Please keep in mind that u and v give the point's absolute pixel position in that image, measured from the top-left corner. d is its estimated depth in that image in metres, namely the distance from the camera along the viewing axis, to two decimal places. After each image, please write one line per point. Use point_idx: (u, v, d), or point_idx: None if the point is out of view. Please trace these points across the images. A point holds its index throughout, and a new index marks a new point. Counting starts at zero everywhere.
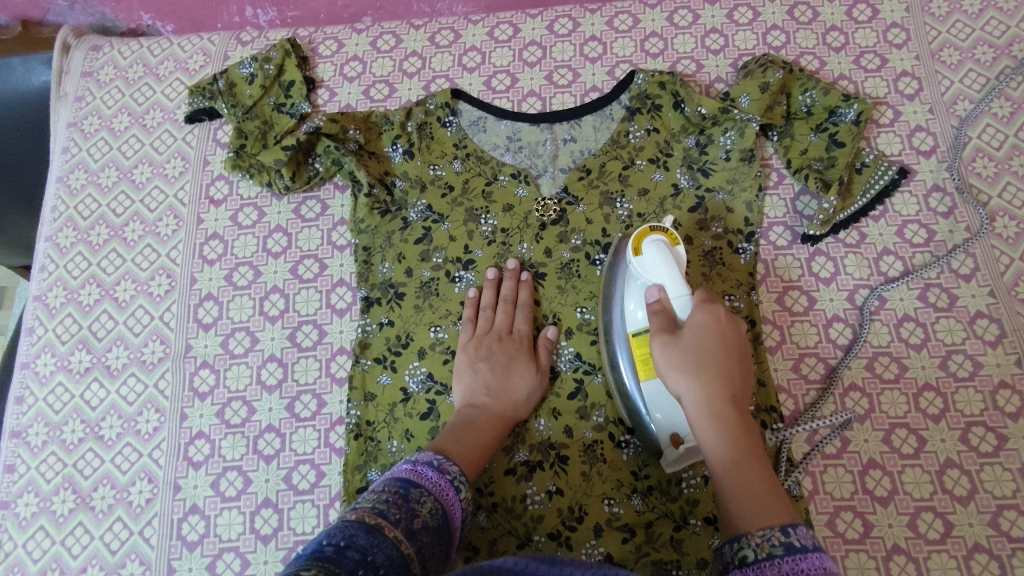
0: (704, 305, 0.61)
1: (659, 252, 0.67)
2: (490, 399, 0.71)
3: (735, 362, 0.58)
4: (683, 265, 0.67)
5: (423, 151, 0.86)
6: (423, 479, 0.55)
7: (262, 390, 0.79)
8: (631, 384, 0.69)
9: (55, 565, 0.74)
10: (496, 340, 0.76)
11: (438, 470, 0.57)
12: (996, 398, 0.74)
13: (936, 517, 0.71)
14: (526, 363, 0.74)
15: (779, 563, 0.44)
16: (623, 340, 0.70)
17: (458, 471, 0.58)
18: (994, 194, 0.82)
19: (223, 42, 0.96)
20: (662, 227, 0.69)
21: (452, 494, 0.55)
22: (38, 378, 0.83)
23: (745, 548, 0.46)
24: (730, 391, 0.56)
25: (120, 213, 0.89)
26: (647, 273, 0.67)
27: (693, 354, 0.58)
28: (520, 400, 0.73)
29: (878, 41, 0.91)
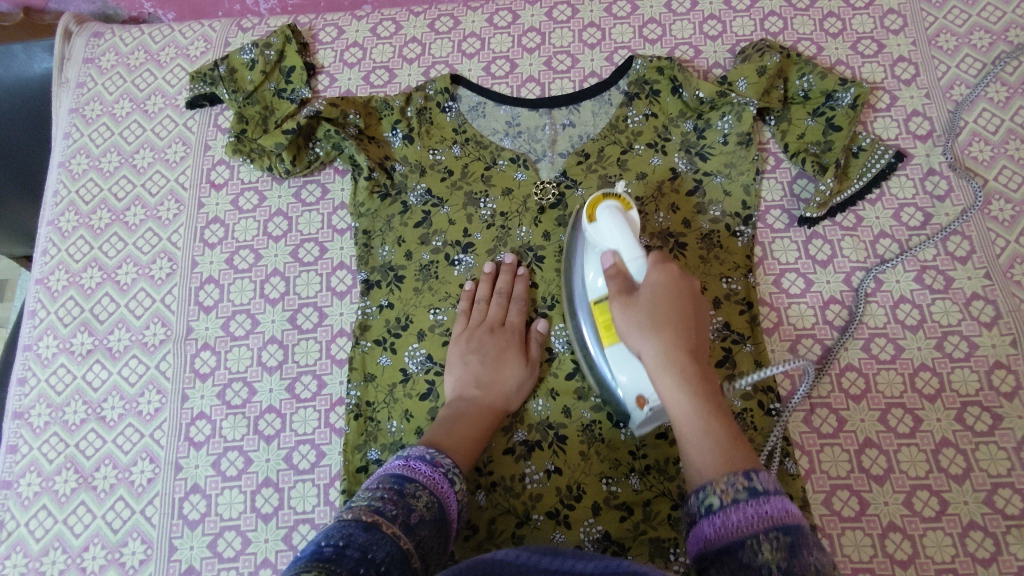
0: (657, 262, 0.61)
1: (611, 217, 0.66)
2: (479, 392, 0.72)
3: (692, 314, 0.59)
4: (636, 228, 0.66)
5: (423, 136, 0.87)
6: (417, 473, 0.56)
7: (262, 371, 0.80)
8: (597, 351, 0.69)
9: (57, 543, 0.75)
10: (488, 331, 0.76)
11: (432, 463, 0.58)
12: (992, 378, 0.75)
13: (932, 496, 0.71)
14: (518, 357, 0.75)
15: (744, 507, 0.46)
16: (586, 308, 0.70)
17: (452, 463, 0.59)
18: (990, 177, 0.83)
19: (224, 29, 0.97)
20: (615, 194, 0.69)
21: (446, 486, 0.57)
22: (40, 359, 0.83)
23: (710, 496, 0.48)
24: (689, 343, 0.57)
25: (122, 198, 0.90)
26: (603, 240, 0.66)
27: (649, 310, 0.58)
28: (510, 392, 0.73)
29: (875, 27, 0.91)
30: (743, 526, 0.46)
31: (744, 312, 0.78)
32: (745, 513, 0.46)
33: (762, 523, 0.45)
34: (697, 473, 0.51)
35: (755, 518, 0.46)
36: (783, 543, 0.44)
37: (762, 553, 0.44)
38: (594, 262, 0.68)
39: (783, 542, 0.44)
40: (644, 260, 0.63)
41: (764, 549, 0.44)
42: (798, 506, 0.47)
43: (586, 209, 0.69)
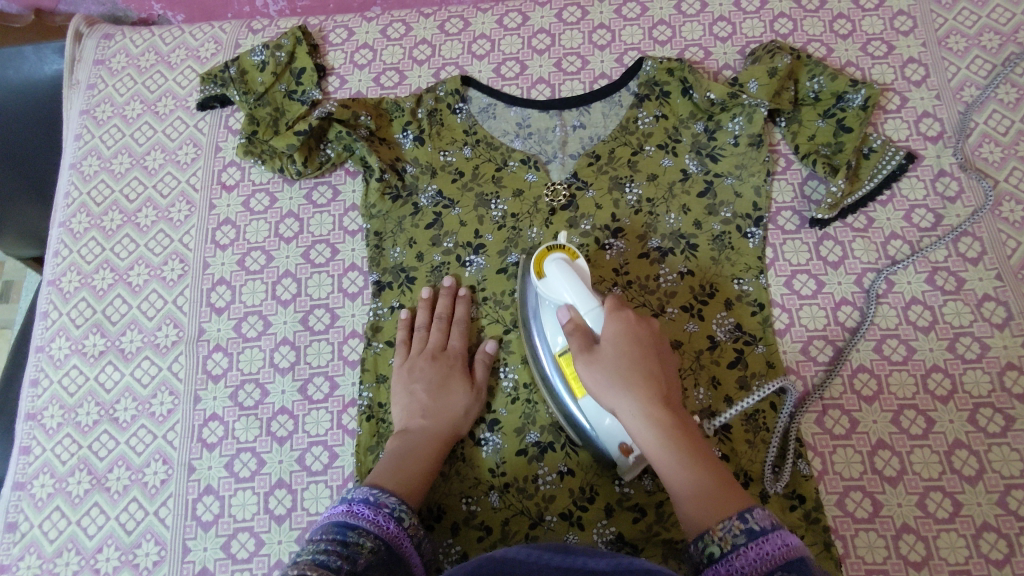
0: (614, 311, 0.62)
1: (563, 271, 0.64)
2: (426, 422, 0.72)
3: (654, 361, 0.61)
4: (587, 277, 0.65)
5: (433, 137, 0.87)
6: (360, 519, 0.55)
7: (275, 372, 0.80)
8: (571, 403, 0.68)
9: (70, 544, 0.75)
10: (431, 360, 0.76)
11: (376, 505, 0.58)
12: (1004, 379, 0.75)
13: (945, 497, 0.71)
14: (462, 381, 0.75)
15: (746, 551, 0.49)
16: (552, 364, 0.69)
17: (397, 501, 0.59)
18: (1001, 178, 0.83)
19: (234, 30, 0.97)
20: (559, 244, 0.67)
21: (392, 525, 0.57)
22: (53, 360, 0.84)
23: (711, 546, 0.50)
24: (658, 393, 0.58)
25: (133, 199, 0.90)
26: (555, 294, 0.65)
27: (615, 365, 0.59)
28: (456, 418, 0.73)
29: (885, 28, 0.91)
30: (749, 571, 0.48)
31: (756, 313, 0.79)
32: (751, 559, 0.48)
33: (768, 564, 0.47)
34: (689, 523, 0.53)
35: (758, 561, 0.48)
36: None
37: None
38: (551, 315, 0.68)
39: (789, 575, 0.45)
40: (600, 310, 0.62)
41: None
42: (799, 539, 0.48)
43: (533, 266, 0.67)
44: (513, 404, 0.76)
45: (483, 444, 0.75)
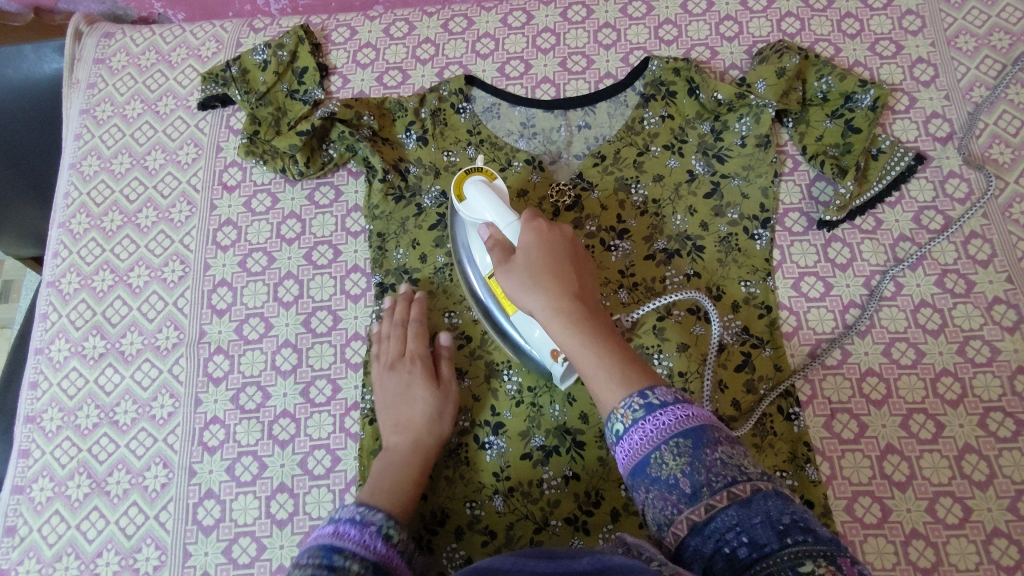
0: (529, 222, 0.62)
1: (482, 190, 0.65)
2: (399, 431, 0.71)
3: (567, 263, 0.60)
4: (506, 197, 0.66)
5: (437, 138, 0.86)
6: (347, 541, 0.52)
7: (277, 375, 0.79)
8: (504, 319, 0.70)
9: (70, 549, 0.74)
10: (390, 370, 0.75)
11: (361, 525, 0.54)
12: (1014, 383, 0.74)
13: (955, 502, 0.70)
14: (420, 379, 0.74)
15: (643, 426, 0.47)
16: (484, 286, 0.70)
17: (384, 517, 0.56)
18: (1011, 179, 0.82)
19: (235, 29, 0.96)
20: (477, 167, 0.68)
21: (379, 545, 0.53)
22: (52, 363, 0.83)
23: (616, 423, 0.49)
24: (570, 291, 0.58)
25: (134, 200, 0.89)
26: (475, 215, 0.65)
27: (527, 268, 0.59)
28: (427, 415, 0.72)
29: (893, 28, 0.90)
30: (648, 446, 0.47)
31: (763, 316, 0.78)
32: (646, 432, 0.47)
33: (663, 436, 0.46)
34: (603, 405, 0.52)
35: (653, 435, 0.47)
36: (685, 449, 0.45)
37: (668, 463, 0.46)
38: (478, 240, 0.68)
39: (684, 448, 0.45)
40: (519, 224, 0.63)
41: (668, 460, 0.46)
42: (701, 407, 0.47)
43: (454, 189, 0.67)
44: (517, 407, 0.75)
45: (487, 448, 0.74)
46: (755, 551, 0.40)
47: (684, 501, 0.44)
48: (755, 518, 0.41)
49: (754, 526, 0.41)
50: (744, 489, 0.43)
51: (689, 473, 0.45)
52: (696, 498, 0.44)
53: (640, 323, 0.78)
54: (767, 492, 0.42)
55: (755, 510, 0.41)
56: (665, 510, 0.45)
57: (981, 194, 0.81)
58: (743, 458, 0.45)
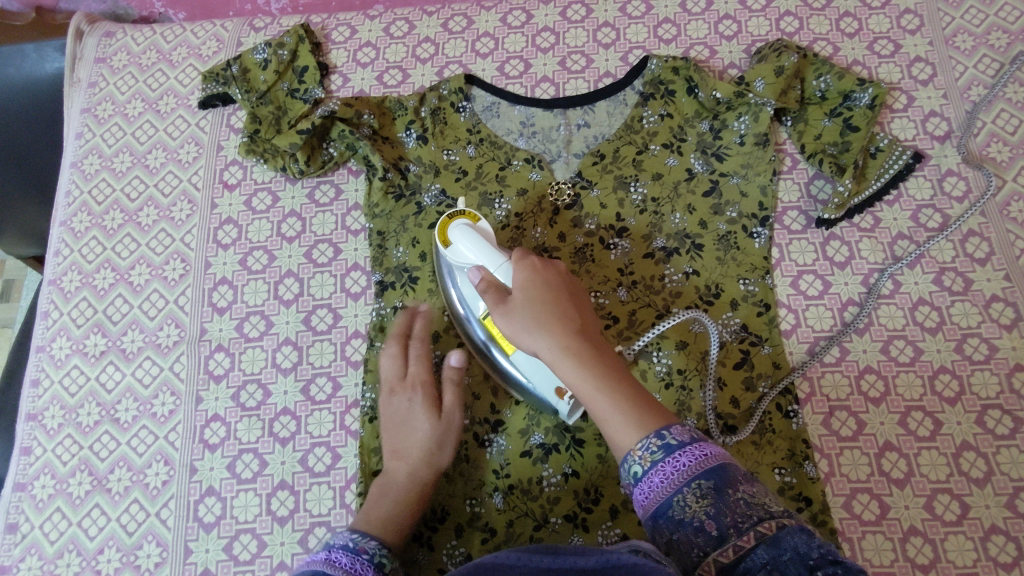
0: (520, 261, 0.62)
1: (467, 236, 0.65)
2: (393, 456, 0.69)
3: (565, 298, 0.60)
4: (492, 239, 0.67)
5: (437, 136, 0.86)
6: (337, 567, 0.55)
7: (277, 373, 0.79)
8: (503, 358, 0.71)
9: (72, 546, 0.75)
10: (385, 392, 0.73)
11: (354, 552, 0.57)
12: (1012, 381, 0.74)
13: (953, 499, 0.71)
14: (414, 403, 0.71)
15: (662, 467, 0.49)
16: (478, 324, 0.71)
17: (376, 545, 0.59)
18: (1009, 178, 0.82)
19: (236, 28, 0.96)
20: (460, 210, 0.69)
21: (370, 572, 0.56)
22: (53, 360, 0.83)
23: (634, 465, 0.51)
24: (573, 329, 0.57)
25: (135, 198, 0.89)
26: (464, 259, 0.66)
27: (527, 310, 0.58)
28: (423, 447, 0.69)
29: (891, 27, 0.91)
30: (669, 487, 0.49)
31: (762, 313, 0.78)
32: (667, 474, 0.49)
33: (684, 477, 0.48)
34: (619, 447, 0.53)
35: (673, 476, 0.49)
36: (707, 491, 0.47)
37: (691, 505, 0.47)
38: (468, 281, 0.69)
39: (707, 490, 0.47)
40: (508, 265, 0.63)
41: (690, 501, 0.47)
42: (718, 447, 0.49)
43: (438, 235, 0.68)
44: (517, 405, 0.75)
45: (487, 446, 0.75)
46: None
47: (710, 542, 0.46)
48: (785, 555, 0.42)
49: (786, 563, 0.42)
50: (770, 527, 0.44)
51: (714, 516, 0.46)
52: (723, 539, 0.45)
53: (639, 321, 0.78)
54: (792, 528, 0.43)
55: (784, 548, 0.43)
56: (694, 550, 0.46)
57: (981, 194, 0.82)
58: (765, 498, 0.47)
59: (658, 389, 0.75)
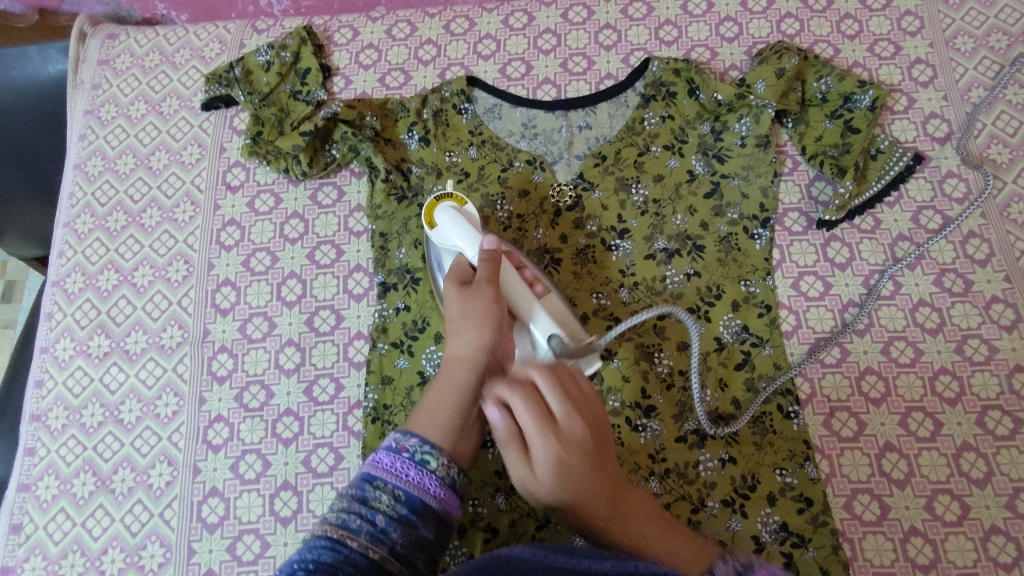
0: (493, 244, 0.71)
1: (455, 217, 0.73)
2: (451, 379, 0.65)
3: (559, 385, 0.64)
4: (477, 223, 0.74)
5: (439, 138, 0.86)
6: (383, 469, 0.55)
7: (280, 373, 0.80)
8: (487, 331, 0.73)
9: (76, 546, 0.75)
10: (446, 327, 0.69)
11: (395, 451, 0.57)
12: (1012, 381, 0.75)
13: (953, 500, 0.71)
14: (475, 327, 0.67)
15: None
16: None
17: (418, 443, 0.57)
18: (1009, 179, 0.83)
19: (238, 30, 0.97)
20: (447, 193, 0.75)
21: (413, 473, 0.55)
22: (57, 362, 0.83)
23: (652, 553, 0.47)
24: (580, 445, 0.61)
25: (138, 200, 0.90)
26: (449, 240, 0.73)
27: (532, 425, 0.61)
28: (483, 354, 0.66)
29: (892, 29, 0.91)
30: None
31: (762, 314, 0.78)
32: None
33: None
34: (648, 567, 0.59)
35: None
36: None
37: None
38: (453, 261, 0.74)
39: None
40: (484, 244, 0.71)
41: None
42: None
43: (425, 214, 0.74)
44: None
45: (489, 446, 0.75)
46: None
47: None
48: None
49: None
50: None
51: None
52: None
53: (640, 323, 0.78)
54: None
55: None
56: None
57: (977, 192, 0.82)
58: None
59: (659, 391, 0.76)
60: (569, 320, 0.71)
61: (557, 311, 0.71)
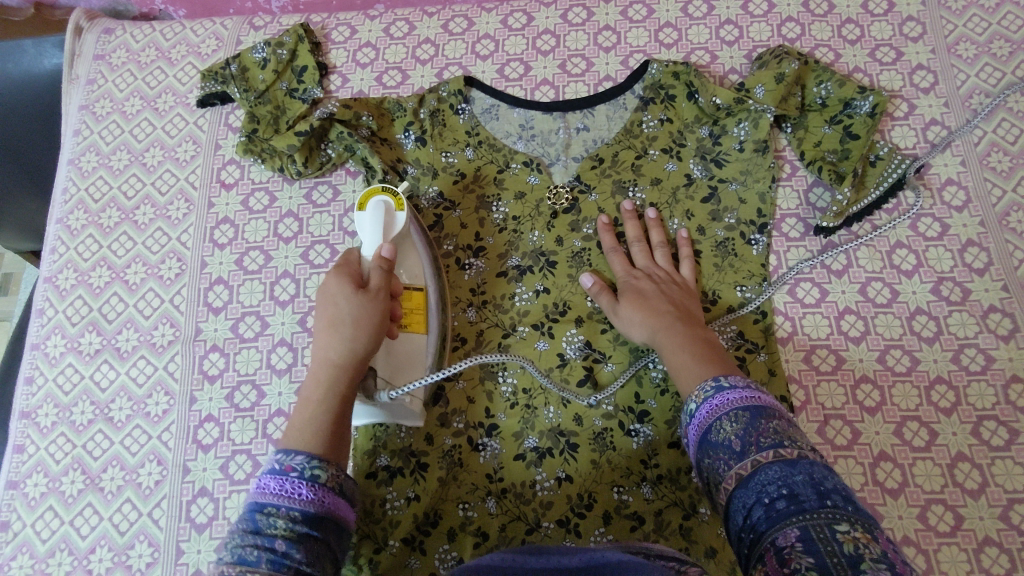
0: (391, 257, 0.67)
1: (377, 213, 0.73)
2: (325, 386, 0.58)
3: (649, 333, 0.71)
4: (394, 228, 0.73)
5: (435, 138, 0.86)
6: (272, 496, 0.50)
7: (272, 373, 0.79)
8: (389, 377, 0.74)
9: (63, 545, 0.75)
10: (324, 321, 0.61)
11: (281, 473, 0.51)
12: (1009, 392, 0.74)
13: (947, 510, 0.70)
14: (358, 332, 0.60)
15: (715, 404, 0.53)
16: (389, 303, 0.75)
17: (305, 460, 0.52)
18: (1009, 188, 0.82)
19: (235, 26, 0.96)
20: (395, 189, 0.75)
21: (305, 491, 0.50)
22: (48, 359, 0.83)
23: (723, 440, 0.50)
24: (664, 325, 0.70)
25: (132, 196, 0.89)
26: (365, 228, 0.73)
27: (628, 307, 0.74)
28: (360, 360, 0.60)
29: (893, 34, 0.90)
30: (713, 414, 0.53)
31: (758, 321, 0.78)
32: (714, 405, 0.53)
33: (728, 407, 0.52)
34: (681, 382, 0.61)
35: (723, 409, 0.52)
36: (743, 418, 0.50)
37: (727, 428, 0.51)
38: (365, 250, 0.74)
39: (743, 417, 0.50)
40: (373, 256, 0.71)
41: (726, 426, 0.51)
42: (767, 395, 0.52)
43: (364, 197, 0.75)
44: (512, 409, 0.76)
45: (481, 449, 0.75)
46: (793, 504, 0.43)
47: (734, 459, 0.49)
48: (798, 477, 0.44)
49: (794, 482, 0.44)
50: (791, 453, 0.46)
51: (743, 435, 0.49)
52: (745, 455, 0.48)
53: None
54: (813, 460, 0.45)
55: (799, 470, 0.45)
56: (719, 469, 0.50)
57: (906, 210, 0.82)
58: (795, 432, 0.49)
59: (653, 396, 0.75)
60: (412, 367, 0.70)
61: (409, 351, 0.71)
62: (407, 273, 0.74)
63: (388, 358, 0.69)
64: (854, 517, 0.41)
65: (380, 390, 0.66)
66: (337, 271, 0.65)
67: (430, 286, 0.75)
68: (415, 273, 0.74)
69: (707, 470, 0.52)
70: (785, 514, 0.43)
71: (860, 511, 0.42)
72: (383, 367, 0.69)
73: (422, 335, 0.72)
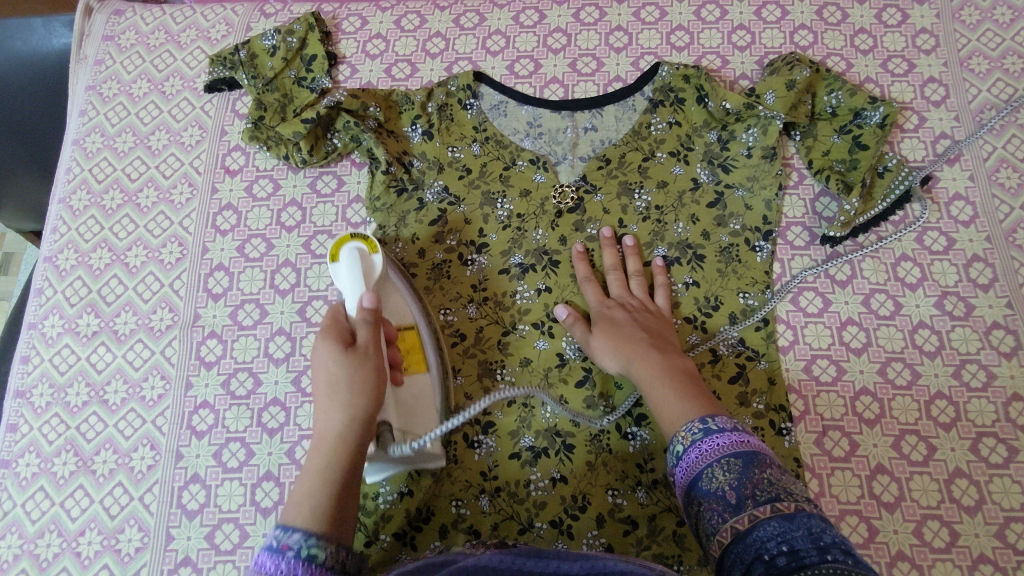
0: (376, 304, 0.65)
1: (353, 260, 0.70)
2: (330, 460, 0.55)
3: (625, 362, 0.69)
4: (373, 270, 0.71)
5: (442, 133, 0.85)
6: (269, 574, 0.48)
7: (269, 362, 0.79)
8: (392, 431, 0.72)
9: (53, 526, 0.74)
10: (319, 391, 0.58)
11: (278, 552, 0.49)
12: (1008, 410, 0.74)
13: (943, 526, 0.70)
14: (356, 397, 0.58)
15: (702, 446, 0.53)
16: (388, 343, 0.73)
17: (302, 538, 0.49)
18: (1016, 205, 0.81)
19: (246, 13, 0.96)
20: (363, 233, 0.73)
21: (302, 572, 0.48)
22: (44, 338, 0.82)
23: (714, 493, 0.50)
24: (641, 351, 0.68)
25: (135, 179, 0.89)
26: (342, 279, 0.70)
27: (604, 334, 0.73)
28: (362, 426, 0.57)
29: (906, 45, 0.90)
30: (701, 461, 0.53)
31: (760, 328, 0.77)
32: (702, 450, 0.53)
33: (718, 453, 0.52)
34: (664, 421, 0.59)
35: (708, 453, 0.52)
36: (734, 467, 0.50)
37: (718, 478, 0.51)
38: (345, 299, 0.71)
39: (735, 466, 0.50)
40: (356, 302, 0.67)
41: (718, 475, 0.51)
42: (756, 437, 0.53)
43: (332, 249, 0.72)
44: (509, 407, 0.76)
45: (476, 447, 0.75)
46: (794, 561, 0.42)
47: (729, 511, 0.49)
48: (797, 532, 0.44)
49: (794, 537, 0.44)
50: (789, 507, 0.46)
51: (737, 486, 0.49)
52: (740, 508, 0.48)
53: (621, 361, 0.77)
54: (811, 512, 0.46)
55: (798, 525, 0.45)
56: (712, 519, 0.50)
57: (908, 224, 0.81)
58: (790, 482, 0.49)
59: None
60: (425, 412, 0.69)
61: (417, 395, 0.69)
62: (394, 316, 0.72)
63: (399, 409, 0.67)
64: (855, 570, 0.40)
65: (396, 444, 0.64)
66: (324, 333, 0.62)
67: (419, 324, 0.74)
68: (401, 312, 0.73)
69: (697, 515, 0.52)
70: (785, 571, 0.42)
71: (860, 563, 0.41)
72: (397, 418, 0.67)
73: (425, 375, 0.71)
